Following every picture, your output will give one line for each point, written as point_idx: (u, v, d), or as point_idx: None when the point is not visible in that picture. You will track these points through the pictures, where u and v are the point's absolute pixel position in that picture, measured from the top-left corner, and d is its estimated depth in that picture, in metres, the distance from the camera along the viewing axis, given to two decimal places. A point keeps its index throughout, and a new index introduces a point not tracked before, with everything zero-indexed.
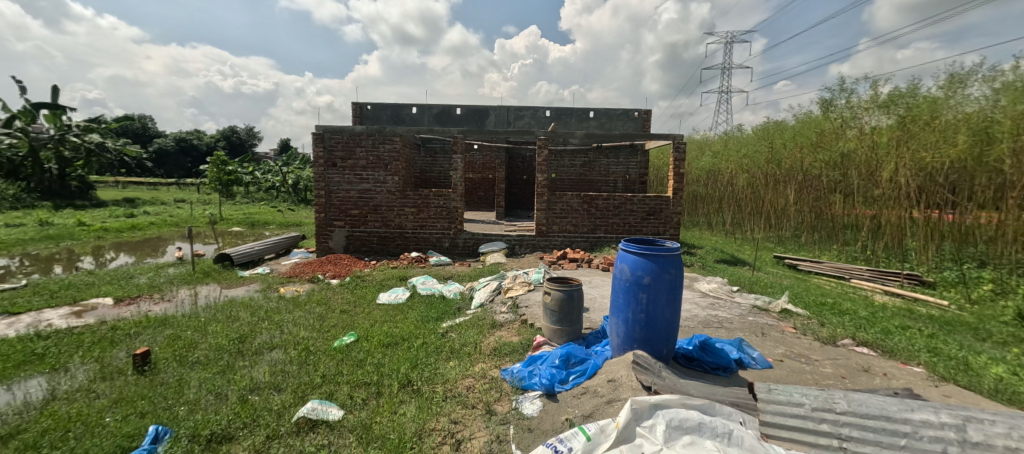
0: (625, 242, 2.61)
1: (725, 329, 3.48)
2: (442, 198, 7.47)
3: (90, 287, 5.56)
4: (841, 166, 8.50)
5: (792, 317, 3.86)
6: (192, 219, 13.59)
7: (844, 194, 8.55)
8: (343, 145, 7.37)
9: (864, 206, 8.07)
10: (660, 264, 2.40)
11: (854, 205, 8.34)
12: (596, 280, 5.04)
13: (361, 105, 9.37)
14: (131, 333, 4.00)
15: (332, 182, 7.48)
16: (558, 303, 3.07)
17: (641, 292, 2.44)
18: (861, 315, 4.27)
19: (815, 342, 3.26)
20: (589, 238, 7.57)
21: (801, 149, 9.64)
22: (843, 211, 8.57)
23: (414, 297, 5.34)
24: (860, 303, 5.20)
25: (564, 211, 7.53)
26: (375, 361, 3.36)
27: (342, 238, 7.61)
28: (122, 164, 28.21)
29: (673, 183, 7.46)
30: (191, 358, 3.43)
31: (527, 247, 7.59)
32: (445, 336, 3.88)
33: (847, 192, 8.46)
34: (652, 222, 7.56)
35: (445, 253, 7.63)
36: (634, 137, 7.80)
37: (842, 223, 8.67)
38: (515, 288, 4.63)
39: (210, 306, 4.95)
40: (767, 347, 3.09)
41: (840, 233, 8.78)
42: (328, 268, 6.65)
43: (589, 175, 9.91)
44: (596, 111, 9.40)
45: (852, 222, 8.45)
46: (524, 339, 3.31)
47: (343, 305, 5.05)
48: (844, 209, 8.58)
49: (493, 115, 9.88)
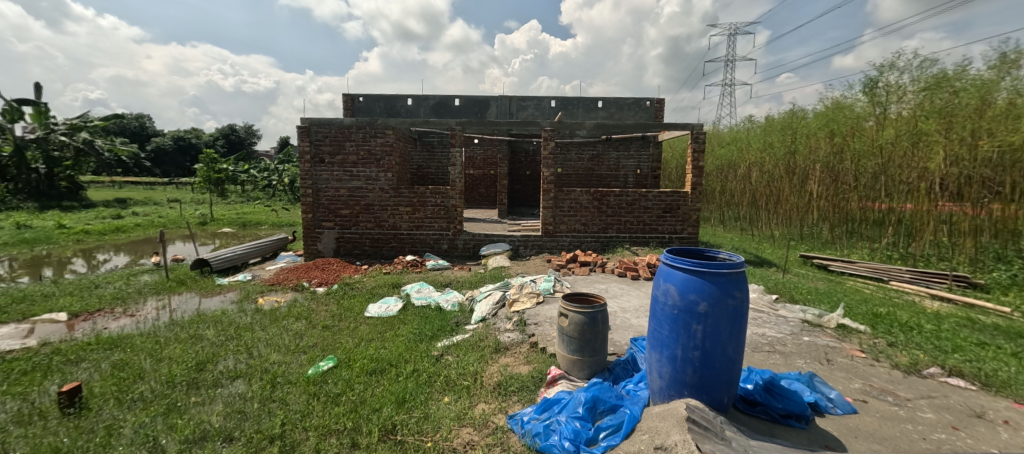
0: (668, 255, 1.98)
1: (780, 354, 2.86)
2: (440, 196, 6.86)
3: (47, 300, 4.98)
4: (869, 156, 7.84)
5: (854, 336, 3.24)
6: (181, 219, 13.03)
7: (869, 187, 7.92)
8: (330, 139, 6.76)
9: (891, 200, 7.46)
10: (721, 286, 1.77)
11: (882, 199, 7.65)
12: (613, 289, 4.42)
13: (352, 96, 8.73)
14: (72, 360, 3.40)
15: (320, 180, 6.87)
16: (578, 329, 2.44)
17: (695, 323, 1.80)
18: (929, 329, 3.64)
19: (895, 372, 2.64)
20: (600, 238, 6.95)
21: (821, 141, 8.96)
22: (868, 206, 7.96)
23: (406, 308, 4.73)
24: (914, 312, 4.56)
25: (572, 209, 6.90)
26: (353, 397, 2.77)
27: (332, 241, 7.01)
28: (119, 164, 27.89)
29: (692, 177, 6.81)
30: (131, 395, 2.83)
31: (533, 248, 6.97)
32: (440, 361, 3.26)
33: (872, 185, 7.83)
34: (669, 221, 6.93)
35: (444, 256, 7.02)
36: (648, 126, 7.15)
37: (869, 219, 8.04)
38: (522, 300, 4.00)
39: (176, 321, 4.36)
40: (841, 383, 2.47)
41: (866, 229, 8.18)
42: (315, 274, 6.04)
43: (598, 170, 9.28)
44: (605, 100, 8.73)
45: (879, 218, 7.85)
46: (537, 370, 2.70)
47: (326, 319, 4.44)
48: (868, 203, 7.97)
49: (494, 106, 9.23)
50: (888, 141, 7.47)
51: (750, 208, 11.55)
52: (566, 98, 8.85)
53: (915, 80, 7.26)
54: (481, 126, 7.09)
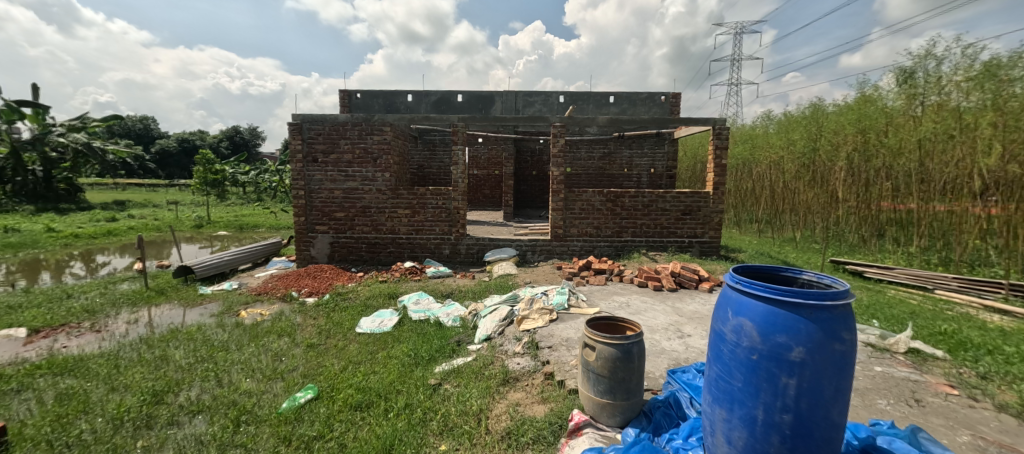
0: (738, 278, 1.47)
1: (853, 391, 2.33)
2: (440, 197, 6.38)
3: (10, 312, 4.55)
4: (903, 155, 7.30)
5: (933, 365, 2.70)
6: (176, 222, 12.63)
7: (892, 188, 7.63)
8: (324, 137, 6.30)
9: (921, 200, 7.12)
10: (824, 325, 1.26)
11: (900, 199, 7.49)
12: (635, 303, 3.90)
13: (349, 92, 8.28)
14: (12, 389, 2.94)
15: (312, 181, 6.41)
16: (609, 366, 1.93)
17: (784, 375, 1.29)
18: (1013, 352, 3.08)
19: (1006, 418, 2.10)
20: (613, 242, 6.43)
21: (846, 137, 8.39)
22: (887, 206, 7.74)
23: (402, 323, 4.24)
24: (978, 329, 3.99)
25: (584, 211, 6.38)
26: (329, 443, 2.28)
27: (326, 246, 6.54)
28: (122, 166, 27.75)
29: (714, 176, 6.26)
30: (64, 438, 2.36)
31: (541, 254, 6.47)
32: (438, 393, 2.76)
33: (899, 185, 7.49)
34: (688, 223, 6.40)
35: (446, 262, 6.54)
36: (665, 121, 6.61)
37: (891, 220, 7.86)
38: (532, 317, 3.48)
39: (144, 338, 3.89)
40: (946, 435, 1.94)
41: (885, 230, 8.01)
42: (305, 283, 5.55)
43: (609, 170, 8.77)
44: (617, 95, 8.21)
45: (902, 219, 7.66)
46: (556, 412, 2.19)
47: (311, 337, 3.96)
48: (888, 202, 7.73)
49: (499, 102, 8.75)
50: (926, 137, 6.90)
51: (768, 210, 10.96)
52: (575, 93, 8.34)
53: (957, 70, 6.71)
54: (485, 122, 6.59)
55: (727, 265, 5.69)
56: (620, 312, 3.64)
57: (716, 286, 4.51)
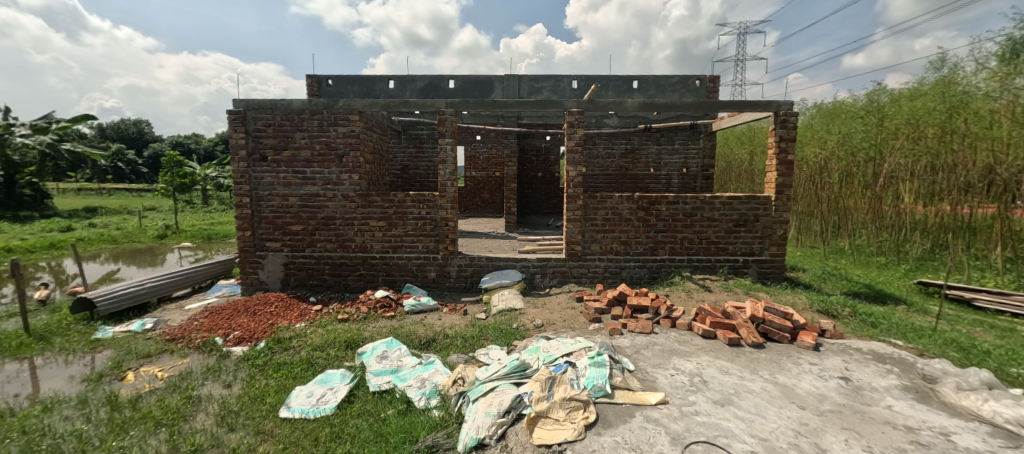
0: None
1: None
2: (423, 205, 4.97)
3: None
4: (998, 147, 5.76)
5: None
6: (140, 232, 11.32)
7: (967, 185, 6.17)
8: (275, 129, 4.90)
9: (1010, 203, 5.69)
10: None
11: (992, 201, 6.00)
12: (716, 379, 2.43)
13: (319, 77, 6.92)
14: None
15: (261, 185, 5.00)
16: None
17: None
18: None
19: None
20: (647, 263, 5.00)
21: (918, 129, 6.92)
22: (957, 210, 6.35)
23: (351, 397, 2.84)
24: None
25: (608, 222, 4.95)
26: None
27: (278, 267, 5.14)
28: (110, 168, 26.74)
29: (778, 175, 4.80)
30: None
31: (553, 277, 5.05)
32: None
33: (980, 184, 5.98)
34: (742, 237, 4.95)
35: (431, 288, 5.12)
36: (711, 106, 5.17)
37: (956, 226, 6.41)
38: (554, 417, 2.04)
39: None
40: None
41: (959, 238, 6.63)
42: (239, 323, 4.12)
43: (631, 170, 7.39)
44: (643, 79, 6.82)
45: (977, 223, 6.22)
46: None
47: (202, 429, 2.52)
48: (959, 205, 6.25)
49: (499, 89, 7.39)
50: None
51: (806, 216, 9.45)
52: (592, 77, 6.95)
53: None
54: (482, 107, 5.12)
55: (805, 295, 4.25)
56: (699, 400, 2.18)
57: (820, 338, 3.06)
